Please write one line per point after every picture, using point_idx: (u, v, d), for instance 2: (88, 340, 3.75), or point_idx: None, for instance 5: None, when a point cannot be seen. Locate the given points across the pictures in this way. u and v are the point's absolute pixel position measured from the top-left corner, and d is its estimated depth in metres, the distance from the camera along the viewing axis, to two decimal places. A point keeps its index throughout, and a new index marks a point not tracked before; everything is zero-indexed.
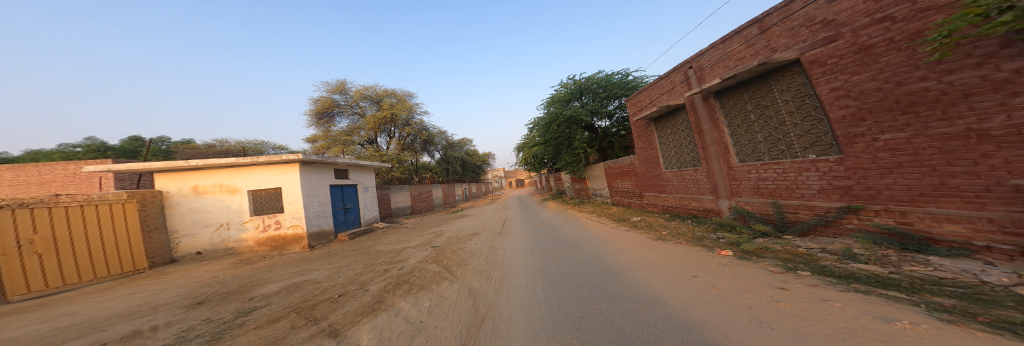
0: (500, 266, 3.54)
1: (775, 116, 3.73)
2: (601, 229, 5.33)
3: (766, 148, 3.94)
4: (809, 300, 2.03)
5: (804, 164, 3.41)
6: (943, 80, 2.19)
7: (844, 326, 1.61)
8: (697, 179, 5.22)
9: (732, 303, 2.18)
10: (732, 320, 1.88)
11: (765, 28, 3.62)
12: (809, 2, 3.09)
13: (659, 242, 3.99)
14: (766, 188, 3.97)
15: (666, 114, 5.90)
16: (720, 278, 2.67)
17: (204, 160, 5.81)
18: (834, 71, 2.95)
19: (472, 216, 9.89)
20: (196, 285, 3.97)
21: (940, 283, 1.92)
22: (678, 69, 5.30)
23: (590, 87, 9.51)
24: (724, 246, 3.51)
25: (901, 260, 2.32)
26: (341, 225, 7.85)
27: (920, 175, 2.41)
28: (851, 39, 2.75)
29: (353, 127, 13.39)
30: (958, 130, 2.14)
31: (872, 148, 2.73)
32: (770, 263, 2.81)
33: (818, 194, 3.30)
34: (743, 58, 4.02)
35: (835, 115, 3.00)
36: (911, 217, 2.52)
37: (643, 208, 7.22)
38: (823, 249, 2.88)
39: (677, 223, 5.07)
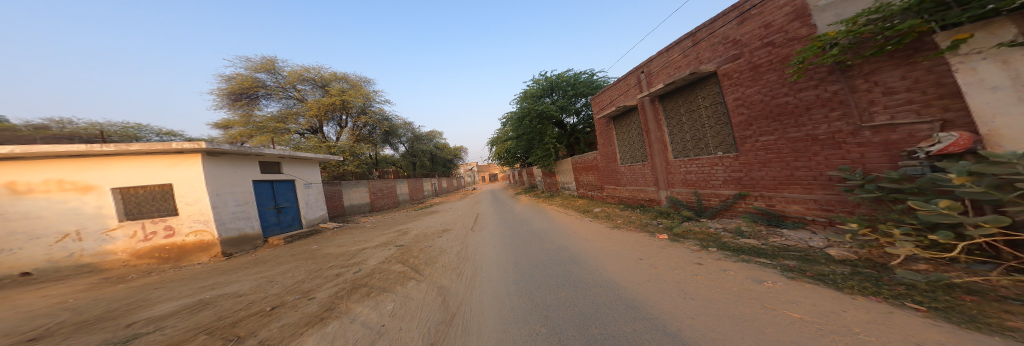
0: (472, 261, 3.55)
1: (698, 119, 4.50)
2: (567, 220, 5.73)
3: (691, 146, 4.74)
4: (715, 271, 2.58)
5: (714, 159, 4.23)
6: (797, 97, 2.98)
7: (734, 289, 2.11)
8: (643, 172, 5.99)
9: (671, 279, 2.62)
10: (668, 294, 2.28)
11: (697, 41, 4.29)
12: (726, 23, 3.79)
13: (615, 230, 4.52)
14: (689, 179, 4.81)
15: (623, 114, 6.55)
16: (659, 259, 3.17)
17: (24, 148, 4.17)
18: (736, 84, 3.70)
19: (439, 212, 9.46)
20: (23, 318, 2.91)
21: (788, 249, 2.67)
22: (633, 73, 5.90)
23: (562, 85, 9.98)
24: (662, 231, 4.18)
25: (769, 234, 3.14)
26: (272, 227, 6.66)
27: (781, 168, 3.25)
28: (749, 58, 3.50)
29: (291, 112, 11.39)
30: (802, 134, 2.98)
31: (754, 147, 3.56)
32: (692, 243, 3.48)
33: (722, 184, 4.14)
34: (680, 66, 4.70)
35: (734, 120, 3.80)
36: (774, 200, 3.41)
37: (604, 200, 7.95)
38: (724, 229, 3.67)
39: (628, 213, 5.77)
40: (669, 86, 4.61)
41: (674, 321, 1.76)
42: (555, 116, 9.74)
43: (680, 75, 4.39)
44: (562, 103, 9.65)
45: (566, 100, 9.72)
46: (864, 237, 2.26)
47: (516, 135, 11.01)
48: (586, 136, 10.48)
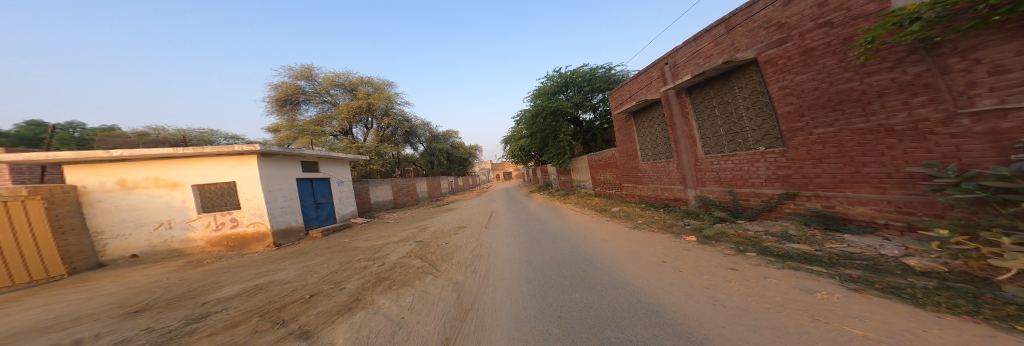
0: (486, 258, 3.62)
1: (734, 111, 4.10)
2: (583, 219, 5.59)
3: (726, 141, 4.33)
4: (753, 278, 2.34)
5: (755, 155, 3.82)
6: (865, 82, 2.57)
7: (778, 299, 1.89)
8: (668, 170, 5.63)
9: (696, 284, 2.44)
10: (693, 300, 2.13)
11: (731, 27, 3.90)
12: (767, 5, 3.39)
13: (635, 230, 4.31)
14: (724, 177, 4.40)
15: (644, 108, 6.20)
16: (684, 262, 2.97)
17: (130, 151, 5.03)
18: (783, 71, 3.30)
19: (457, 210, 9.76)
20: (131, 292, 3.53)
21: (851, 257, 2.32)
22: (656, 65, 5.53)
23: (577, 81, 9.71)
24: (689, 232, 3.88)
25: (824, 239, 2.77)
26: (312, 221, 7.35)
27: (844, 165, 2.85)
28: (798, 42, 3.09)
29: (325, 116, 12.40)
30: (872, 125, 2.57)
31: (809, 141, 3.15)
32: (725, 246, 3.18)
33: (765, 182, 3.74)
34: (710, 56, 4.31)
35: (781, 111, 3.39)
36: (833, 201, 3.00)
37: (622, 199, 7.63)
38: (766, 232, 3.31)
39: (650, 212, 5.46)
40: (700, 77, 4.23)
41: (701, 329, 1.63)
42: (571, 113, 9.51)
43: (712, 64, 4.02)
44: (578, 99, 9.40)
45: (582, 96, 9.46)
46: (961, 246, 1.89)
47: (531, 134, 10.89)
48: (604, 132, 10.13)
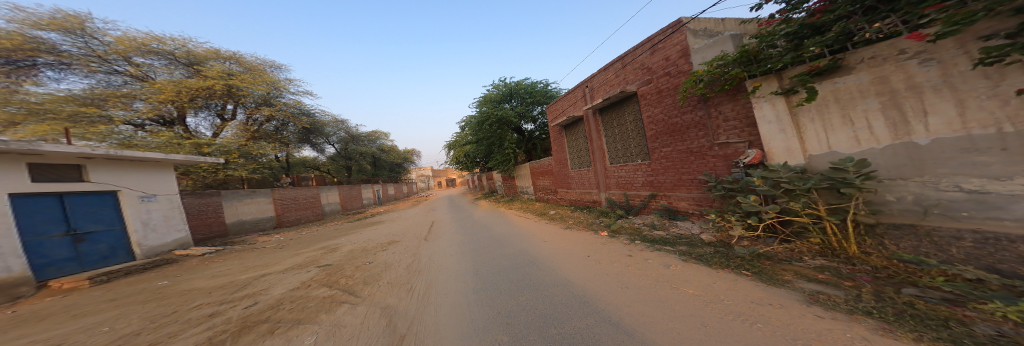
0: (424, 273, 3.20)
1: (623, 131, 5.33)
2: (528, 223, 5.83)
3: (620, 154, 5.50)
4: (643, 260, 3.04)
5: (634, 165, 5.08)
6: (683, 118, 3.90)
7: (655, 276, 2.52)
8: (588, 177, 6.66)
9: (616, 272, 2.91)
10: (610, 286, 2.56)
11: (624, 65, 5.06)
12: (641, 53, 4.61)
13: (568, 230, 4.85)
14: (618, 182, 5.63)
15: (572, 123, 7.13)
16: (602, 254, 3.53)
17: None
18: (647, 104, 4.56)
19: (385, 222, 8.26)
20: None
21: (680, 237, 3.44)
22: (579, 87, 6.54)
23: (522, 92, 10.17)
24: (602, 228, 4.72)
25: (670, 226, 3.97)
26: (53, 265, 3.98)
27: (672, 173, 4.22)
28: (655, 84, 4.37)
29: (117, 92, 6.96)
30: (686, 147, 3.93)
31: (656, 156, 4.49)
32: (623, 237, 4.06)
33: (641, 186, 4.99)
34: (613, 85, 5.43)
35: (648, 134, 4.59)
36: (670, 198, 4.34)
37: (557, 203, 8.33)
38: (645, 223, 4.43)
39: (575, 213, 6.29)
40: (608, 101, 5.27)
41: (617, 310, 1.98)
42: (514, 122, 9.85)
43: (615, 93, 5.10)
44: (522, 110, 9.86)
45: (525, 107, 9.95)
46: (717, 222, 3.26)
47: (476, 139, 10.77)
48: (541, 142, 10.88)
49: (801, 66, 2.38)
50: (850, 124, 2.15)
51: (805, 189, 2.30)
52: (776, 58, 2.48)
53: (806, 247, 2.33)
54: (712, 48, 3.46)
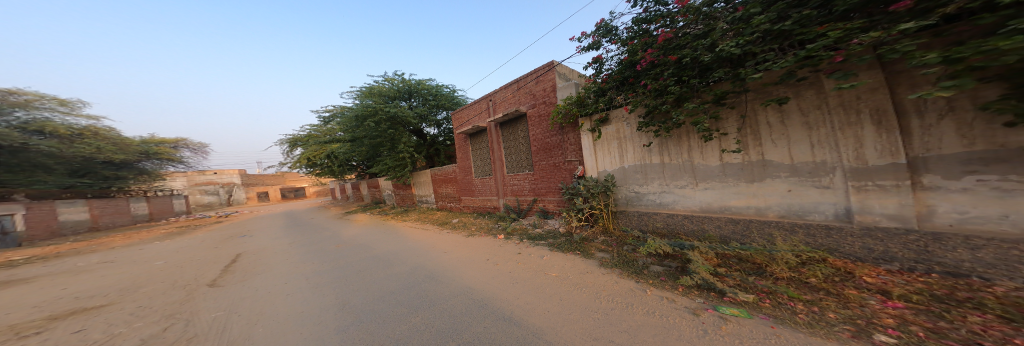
0: (251, 324, 2.09)
1: (515, 144, 5.95)
2: (425, 235, 5.35)
3: (514, 165, 6.04)
4: (535, 258, 3.50)
5: (521, 174, 5.78)
6: (552, 139, 4.81)
7: (547, 273, 3.04)
8: (487, 186, 6.97)
9: (512, 271, 3.15)
10: (510, 286, 2.74)
11: (517, 87, 5.61)
12: (529, 81, 5.28)
13: (470, 237, 4.83)
14: (509, 188, 6.23)
15: (477, 132, 7.21)
16: (502, 256, 3.71)
17: None
18: (531, 124, 5.29)
19: (180, 257, 5.19)
20: None
21: (550, 235, 4.23)
22: (483, 99, 6.73)
23: (426, 94, 9.42)
24: (497, 231, 5.02)
25: (546, 224, 4.83)
26: None
27: (542, 181, 5.20)
28: (537, 109, 5.14)
29: None
30: (553, 162, 4.86)
31: (536, 168, 5.29)
32: (517, 237, 4.51)
33: (526, 192, 5.71)
34: (509, 104, 5.92)
35: (534, 149, 5.27)
36: (545, 202, 5.23)
37: (459, 210, 8.14)
38: (530, 223, 5.13)
39: (475, 220, 6.38)
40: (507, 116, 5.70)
41: (515, 309, 2.10)
42: (411, 122, 8.83)
43: (510, 111, 5.59)
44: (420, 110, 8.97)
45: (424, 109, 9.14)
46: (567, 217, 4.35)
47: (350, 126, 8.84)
48: (446, 148, 10.33)
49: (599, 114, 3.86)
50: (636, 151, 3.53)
51: (598, 193, 3.83)
52: (591, 105, 3.90)
53: (599, 228, 3.83)
54: (564, 90, 4.50)
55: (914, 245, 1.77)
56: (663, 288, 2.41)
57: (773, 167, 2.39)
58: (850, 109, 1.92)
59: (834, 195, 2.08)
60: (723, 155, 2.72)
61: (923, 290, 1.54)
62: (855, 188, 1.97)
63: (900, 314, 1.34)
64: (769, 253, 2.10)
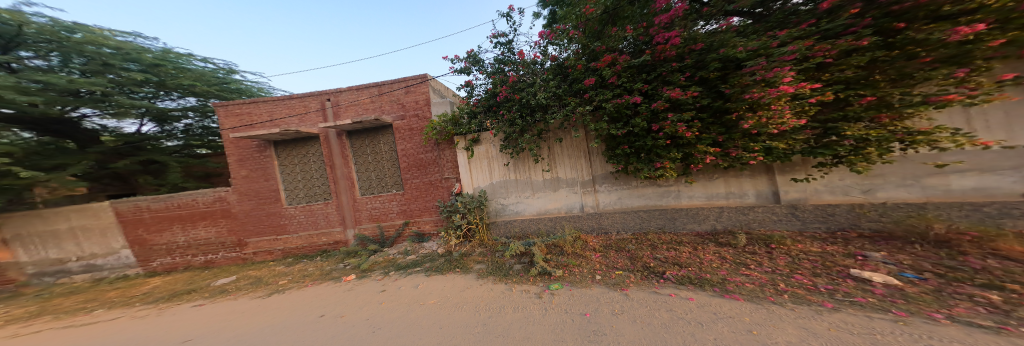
0: None
1: (378, 159, 5.15)
2: (149, 326, 2.92)
3: (373, 186, 5.22)
4: (403, 289, 3.31)
5: (389, 196, 5.13)
6: (427, 155, 4.90)
7: (413, 303, 2.88)
8: (326, 211, 5.31)
9: (370, 317, 2.61)
10: (366, 335, 2.22)
11: (380, 91, 5.00)
12: (401, 87, 4.90)
13: (275, 298, 3.42)
14: (372, 214, 5.24)
15: (295, 140, 5.30)
16: (344, 306, 2.94)
17: None
18: (400, 137, 4.97)
19: None
20: None
21: (428, 257, 4.31)
22: (315, 96, 5.18)
23: (108, 61, 5.09)
24: (349, 273, 4.19)
25: (417, 248, 4.71)
26: None
27: (412, 203, 5.03)
28: (407, 122, 4.92)
29: None
30: (429, 179, 4.95)
31: (406, 187, 5.02)
32: (377, 274, 4.00)
33: (398, 214, 5.13)
34: (364, 111, 5.11)
35: (404, 168, 5.02)
36: (423, 224, 5.05)
37: (251, 260, 5.42)
38: (398, 252, 4.69)
39: (298, 267, 4.74)
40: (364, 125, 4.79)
41: None
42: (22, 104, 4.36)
43: (372, 119, 4.76)
44: (70, 77, 4.58)
45: (99, 79, 4.84)
46: (445, 237, 4.64)
47: None
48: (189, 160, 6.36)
49: (471, 134, 4.55)
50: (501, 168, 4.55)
51: (474, 208, 4.53)
52: (465, 125, 4.49)
53: (476, 242, 4.46)
54: (441, 106, 4.98)
55: (596, 218, 4.31)
56: (521, 282, 3.29)
57: (563, 181, 4.40)
58: (581, 150, 4.34)
59: (579, 196, 4.35)
60: (543, 173, 4.46)
61: (602, 244, 4.00)
62: (585, 191, 4.34)
63: (599, 260, 3.59)
64: (563, 239, 4.09)
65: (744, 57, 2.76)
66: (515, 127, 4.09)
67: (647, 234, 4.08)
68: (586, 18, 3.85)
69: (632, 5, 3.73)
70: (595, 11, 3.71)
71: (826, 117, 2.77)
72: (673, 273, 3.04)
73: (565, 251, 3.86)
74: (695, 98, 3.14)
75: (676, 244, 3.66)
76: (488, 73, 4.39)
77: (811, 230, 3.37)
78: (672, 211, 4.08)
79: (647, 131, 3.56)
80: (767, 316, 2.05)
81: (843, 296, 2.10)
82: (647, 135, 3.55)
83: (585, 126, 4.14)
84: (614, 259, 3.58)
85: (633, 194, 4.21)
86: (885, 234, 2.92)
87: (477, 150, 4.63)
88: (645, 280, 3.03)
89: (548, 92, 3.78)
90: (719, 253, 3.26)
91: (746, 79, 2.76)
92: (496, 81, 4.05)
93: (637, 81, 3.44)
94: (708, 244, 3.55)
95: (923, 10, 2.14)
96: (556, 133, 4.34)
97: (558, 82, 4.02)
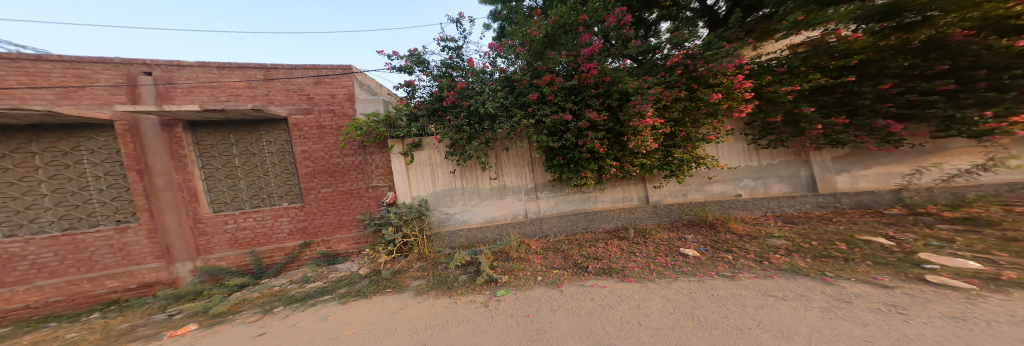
0: None
1: (260, 164, 4.15)
2: None
3: (229, 198, 4.06)
4: (305, 323, 2.58)
5: (278, 211, 4.13)
6: (345, 160, 4.35)
7: (317, 339, 2.27)
8: (127, 241, 3.67)
9: None
10: None
11: (271, 78, 4.18)
12: (307, 77, 4.31)
13: None
14: (244, 237, 4.03)
15: (62, 128, 3.52)
16: None
17: None
18: (304, 137, 4.22)
19: None
20: None
21: (341, 278, 3.65)
22: (127, 69, 3.69)
23: None
24: (188, 321, 2.85)
25: (327, 271, 3.91)
26: None
27: (298, 220, 4.19)
28: (317, 118, 4.30)
29: None
30: (346, 188, 4.35)
31: (310, 198, 4.22)
32: (248, 314, 2.89)
33: (288, 235, 4.16)
34: (220, 98, 3.98)
35: (283, 174, 4.23)
36: (332, 242, 4.32)
37: None
38: (289, 282, 3.71)
39: (60, 331, 2.93)
40: (216, 116, 3.78)
41: None
42: None
43: (256, 108, 3.81)
44: None
45: None
46: (370, 255, 4.08)
47: None
48: None
49: (411, 139, 4.48)
50: (436, 176, 4.63)
51: (413, 218, 4.26)
52: (402, 129, 4.33)
53: (414, 256, 4.12)
54: (370, 104, 4.55)
55: (537, 223, 4.79)
56: (466, 292, 3.14)
57: (509, 189, 4.81)
58: (525, 159, 4.83)
59: (523, 202, 4.84)
60: (490, 181, 4.76)
61: (542, 246, 4.48)
62: (529, 198, 4.86)
63: (541, 262, 3.91)
64: (509, 244, 4.30)
65: (632, 92, 3.72)
66: (462, 134, 4.18)
67: (577, 234, 4.81)
68: (531, 39, 4.12)
69: (567, 34, 4.16)
70: (538, 34, 4.06)
71: (669, 143, 4.23)
72: (594, 266, 3.65)
73: (512, 257, 4.01)
74: (604, 123, 3.95)
75: (595, 241, 4.47)
76: (433, 76, 4.39)
77: (662, 222, 4.90)
78: (595, 214, 4.92)
79: (574, 147, 4.21)
80: (647, 291, 2.85)
81: (680, 269, 3.26)
82: (575, 149, 4.20)
83: (528, 138, 4.66)
84: (551, 258, 4.00)
85: (566, 199, 4.92)
86: (694, 222, 4.60)
87: (418, 156, 4.57)
88: (574, 274, 3.50)
89: (496, 102, 4.01)
90: (620, 246, 4.20)
91: (634, 110, 3.70)
92: (443, 85, 4.05)
93: (568, 101, 4.03)
94: (613, 239, 4.51)
95: (702, 79, 3.97)
96: (503, 142, 4.70)
97: (507, 93, 4.23)
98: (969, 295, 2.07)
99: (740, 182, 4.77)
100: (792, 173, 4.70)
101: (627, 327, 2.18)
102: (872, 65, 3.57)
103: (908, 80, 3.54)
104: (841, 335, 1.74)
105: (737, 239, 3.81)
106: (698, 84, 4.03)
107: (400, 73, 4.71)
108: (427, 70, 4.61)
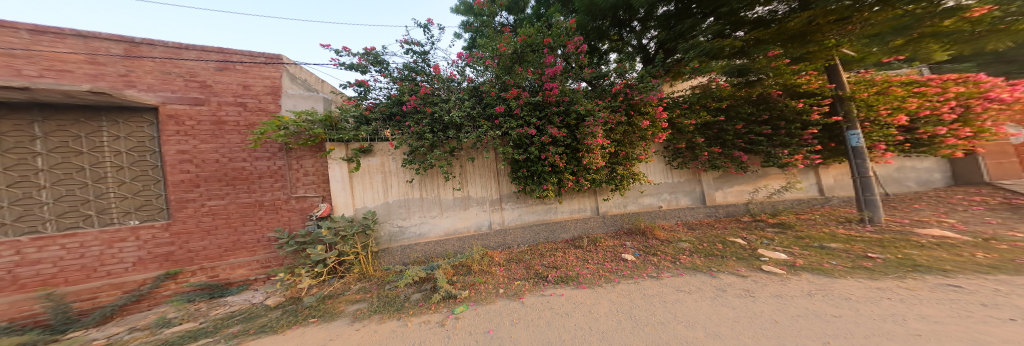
0: None
1: (92, 167, 2.97)
2: None
3: (12, 216, 2.67)
4: None
5: (120, 233, 2.95)
6: (255, 165, 3.50)
7: None
8: None
9: None
10: None
11: (137, 55, 3.17)
12: (202, 60, 3.44)
13: None
14: (39, 275, 2.66)
15: None
16: None
17: None
18: (186, 133, 3.25)
19: None
20: None
21: (233, 315, 2.78)
22: None
23: None
24: None
25: (208, 308, 2.93)
26: None
27: (155, 245, 3.07)
28: (212, 110, 3.40)
29: None
30: (252, 199, 3.46)
31: (185, 213, 3.18)
32: None
33: (134, 266, 2.99)
34: (25, 72, 2.71)
35: (134, 182, 3.11)
36: (218, 270, 3.30)
37: None
38: (132, 329, 2.57)
39: None
40: (6, 94, 2.56)
41: None
42: None
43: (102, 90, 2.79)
44: None
45: None
46: (288, 281, 3.28)
47: None
48: None
49: (359, 143, 3.95)
50: (384, 187, 4.10)
51: (354, 233, 3.62)
52: (347, 132, 3.80)
53: (353, 276, 3.49)
54: (305, 100, 3.98)
55: (501, 235, 4.70)
56: (419, 313, 2.77)
57: (472, 200, 4.62)
58: (491, 169, 4.74)
59: (488, 214, 4.70)
60: (453, 191, 4.49)
61: (507, 257, 4.40)
62: (494, 209, 4.74)
63: (501, 274, 3.76)
64: (470, 258, 4.06)
65: (586, 113, 4.02)
66: (422, 141, 3.85)
67: (540, 244, 4.85)
68: (499, 54, 4.11)
69: (534, 53, 4.26)
70: (507, 50, 4.07)
71: (614, 161, 4.71)
72: (553, 274, 3.70)
73: (473, 270, 3.78)
74: (562, 140, 4.17)
75: (553, 250, 4.58)
76: (392, 78, 4.03)
77: (608, 230, 5.36)
78: (557, 224, 5.09)
79: (536, 160, 4.33)
80: (595, 296, 3.02)
81: (625, 275, 3.52)
82: (538, 162, 4.32)
83: (495, 150, 4.65)
84: (512, 270, 3.90)
85: (529, 209, 4.96)
86: (632, 230, 5.16)
87: (366, 162, 4.03)
88: (533, 285, 3.45)
89: (462, 112, 3.81)
90: (576, 254, 4.38)
91: (587, 130, 4.03)
92: (404, 89, 3.77)
93: (533, 116, 4.13)
94: (569, 248, 4.69)
95: (641, 106, 4.57)
96: (469, 152, 4.51)
97: (473, 103, 4.09)
98: (782, 277, 2.84)
99: (661, 195, 5.61)
100: (692, 188, 5.75)
101: (580, 333, 2.23)
102: (733, 109, 4.98)
103: (748, 124, 5.02)
104: (722, 318, 2.12)
105: (659, 244, 4.42)
106: (634, 110, 4.63)
107: (351, 71, 4.12)
108: (386, 71, 4.15)
